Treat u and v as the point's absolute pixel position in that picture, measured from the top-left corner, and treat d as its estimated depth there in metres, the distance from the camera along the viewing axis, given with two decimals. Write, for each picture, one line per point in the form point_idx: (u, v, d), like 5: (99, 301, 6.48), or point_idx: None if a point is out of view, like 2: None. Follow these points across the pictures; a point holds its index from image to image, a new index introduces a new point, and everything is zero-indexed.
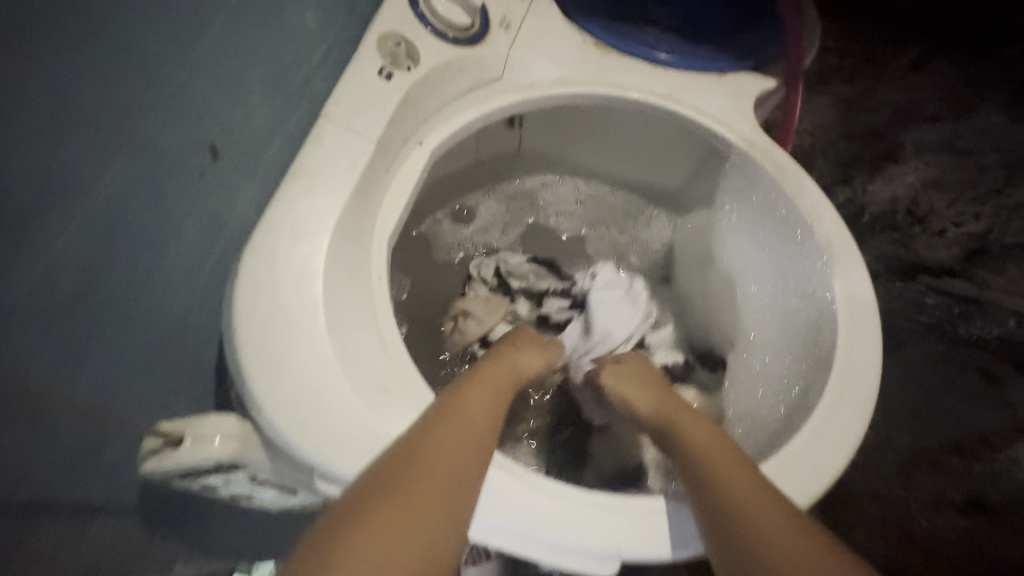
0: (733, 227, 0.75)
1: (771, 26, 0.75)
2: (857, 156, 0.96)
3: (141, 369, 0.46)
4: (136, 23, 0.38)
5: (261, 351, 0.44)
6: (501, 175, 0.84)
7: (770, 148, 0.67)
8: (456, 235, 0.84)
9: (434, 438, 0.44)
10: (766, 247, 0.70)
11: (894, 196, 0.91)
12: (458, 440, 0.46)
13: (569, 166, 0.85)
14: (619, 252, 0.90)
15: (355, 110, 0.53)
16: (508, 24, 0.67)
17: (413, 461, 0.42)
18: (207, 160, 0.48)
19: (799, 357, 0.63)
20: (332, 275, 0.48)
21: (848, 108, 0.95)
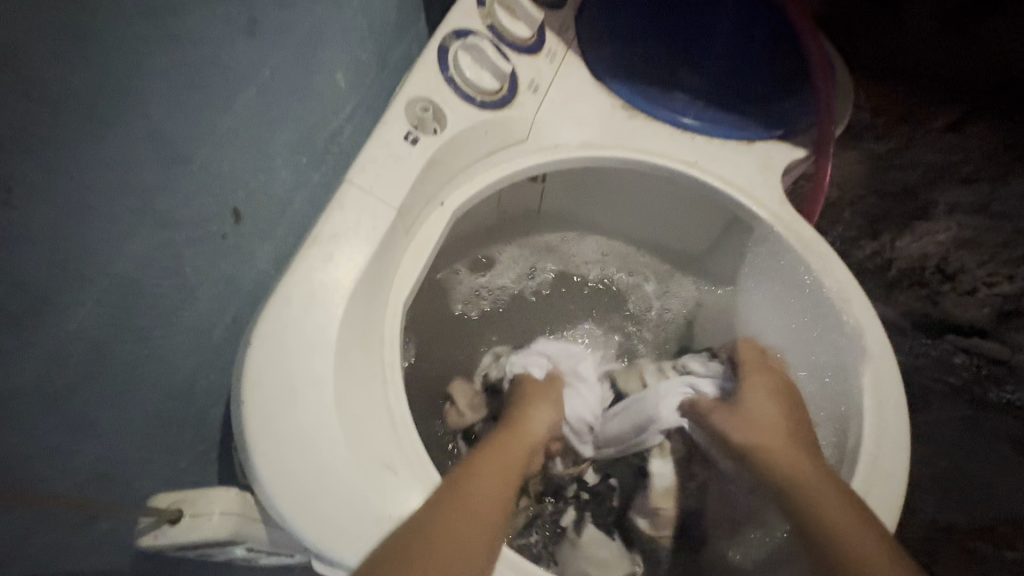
0: (756, 299, 0.73)
1: (806, 95, 0.73)
2: (888, 213, 0.94)
3: (149, 430, 0.46)
4: (164, 105, 0.39)
5: (266, 426, 0.43)
6: (519, 228, 0.83)
7: (796, 224, 0.66)
8: (473, 284, 0.83)
9: (476, 482, 0.49)
10: (787, 322, 0.68)
11: (924, 253, 0.91)
12: (505, 477, 0.52)
13: (589, 222, 0.85)
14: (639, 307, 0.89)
15: (378, 174, 0.53)
16: (537, 86, 0.67)
17: (463, 488, 0.47)
18: (228, 224, 0.49)
19: (826, 449, 0.60)
20: (343, 346, 0.47)
21: (878, 165, 0.93)
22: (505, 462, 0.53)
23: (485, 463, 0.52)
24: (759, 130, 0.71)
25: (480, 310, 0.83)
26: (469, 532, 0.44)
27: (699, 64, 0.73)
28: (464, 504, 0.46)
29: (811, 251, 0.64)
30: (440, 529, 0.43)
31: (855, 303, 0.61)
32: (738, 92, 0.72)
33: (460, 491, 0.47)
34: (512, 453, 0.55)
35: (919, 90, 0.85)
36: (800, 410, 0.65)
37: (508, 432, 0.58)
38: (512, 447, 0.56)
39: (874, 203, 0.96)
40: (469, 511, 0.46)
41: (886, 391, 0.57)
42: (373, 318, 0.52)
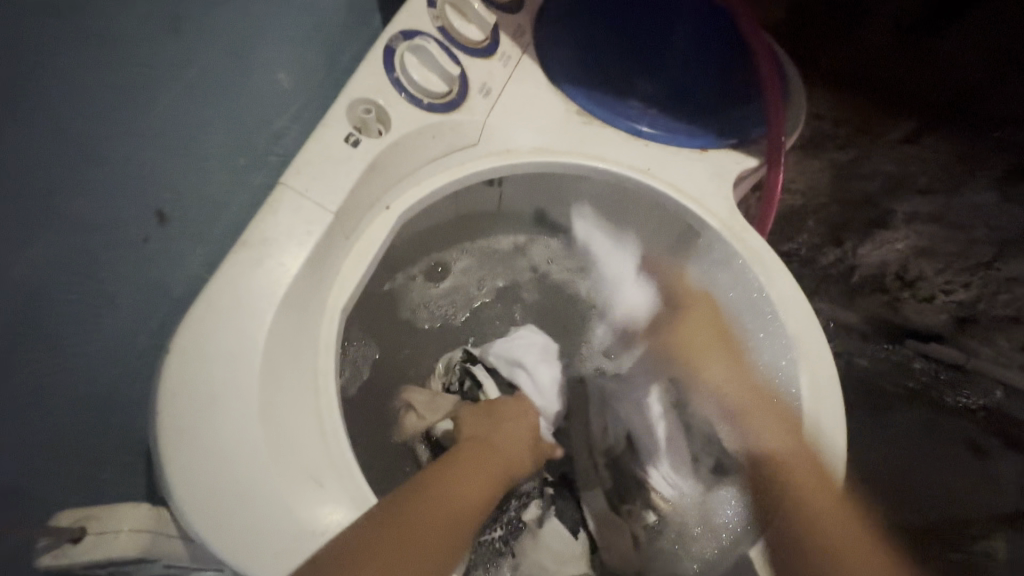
0: (707, 303, 0.73)
1: (758, 105, 0.74)
2: (848, 221, 0.98)
3: (61, 443, 0.44)
4: (70, 103, 0.37)
5: (182, 439, 0.42)
6: (475, 235, 0.81)
7: (746, 233, 0.67)
8: (423, 294, 0.79)
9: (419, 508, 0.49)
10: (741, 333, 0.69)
11: (884, 262, 0.96)
12: (474, 487, 0.55)
13: (547, 227, 0.83)
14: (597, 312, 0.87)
15: (316, 177, 0.52)
16: (488, 90, 0.66)
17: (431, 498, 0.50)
18: (152, 226, 0.46)
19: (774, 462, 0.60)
20: (272, 354, 0.46)
21: (837, 174, 0.95)
22: (445, 492, 0.52)
23: (457, 473, 0.55)
24: (711, 139, 0.72)
25: (428, 320, 0.80)
26: (412, 551, 0.45)
27: (655, 72, 0.73)
28: (403, 522, 0.46)
29: (757, 261, 0.65)
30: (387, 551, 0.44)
31: (797, 313, 0.62)
32: (692, 101, 0.73)
33: (425, 500, 0.50)
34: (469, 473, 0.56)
35: (880, 102, 0.84)
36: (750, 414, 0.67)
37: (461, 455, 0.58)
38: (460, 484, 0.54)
39: (836, 211, 0.98)
40: (408, 528, 0.46)
41: (820, 404, 0.59)
42: (307, 324, 0.50)
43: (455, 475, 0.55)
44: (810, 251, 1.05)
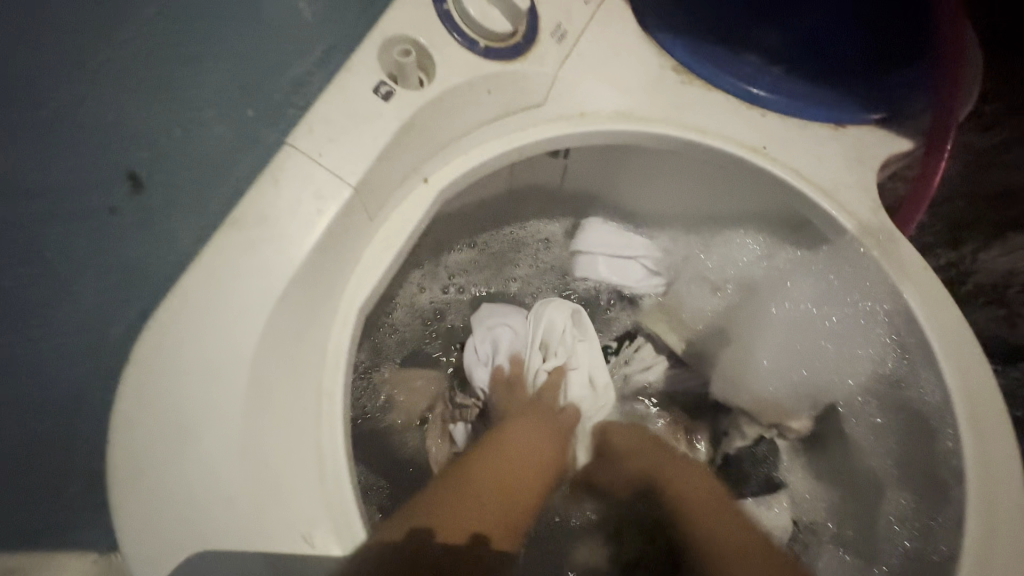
0: (804, 320, 0.58)
1: (923, 65, 0.55)
2: (977, 219, 0.70)
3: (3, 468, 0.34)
4: None
5: (143, 477, 0.33)
6: (492, 225, 0.63)
7: (894, 238, 0.50)
8: (416, 301, 0.60)
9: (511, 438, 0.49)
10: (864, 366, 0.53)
11: (1015, 268, 0.69)
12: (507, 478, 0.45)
13: (602, 201, 0.66)
14: (623, 246, 0.67)
15: (333, 139, 0.40)
16: (563, 33, 0.51)
17: (458, 496, 0.41)
18: (121, 194, 0.36)
19: (923, 558, 0.45)
20: (260, 374, 0.36)
21: (974, 165, 0.68)
22: (542, 426, 0.51)
23: (518, 430, 0.50)
24: (851, 110, 0.54)
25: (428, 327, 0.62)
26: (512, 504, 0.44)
27: (782, 18, 0.55)
28: (475, 471, 0.44)
29: (917, 288, 0.48)
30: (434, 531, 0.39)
31: (964, 356, 0.45)
32: (829, 59, 0.55)
33: (477, 479, 0.43)
34: (534, 439, 0.50)
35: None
36: (896, 464, 0.50)
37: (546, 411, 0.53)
38: (533, 436, 0.50)
39: (958, 206, 0.71)
40: (482, 472, 0.44)
41: (1001, 492, 0.41)
42: (310, 331, 0.40)
43: (495, 500, 0.43)
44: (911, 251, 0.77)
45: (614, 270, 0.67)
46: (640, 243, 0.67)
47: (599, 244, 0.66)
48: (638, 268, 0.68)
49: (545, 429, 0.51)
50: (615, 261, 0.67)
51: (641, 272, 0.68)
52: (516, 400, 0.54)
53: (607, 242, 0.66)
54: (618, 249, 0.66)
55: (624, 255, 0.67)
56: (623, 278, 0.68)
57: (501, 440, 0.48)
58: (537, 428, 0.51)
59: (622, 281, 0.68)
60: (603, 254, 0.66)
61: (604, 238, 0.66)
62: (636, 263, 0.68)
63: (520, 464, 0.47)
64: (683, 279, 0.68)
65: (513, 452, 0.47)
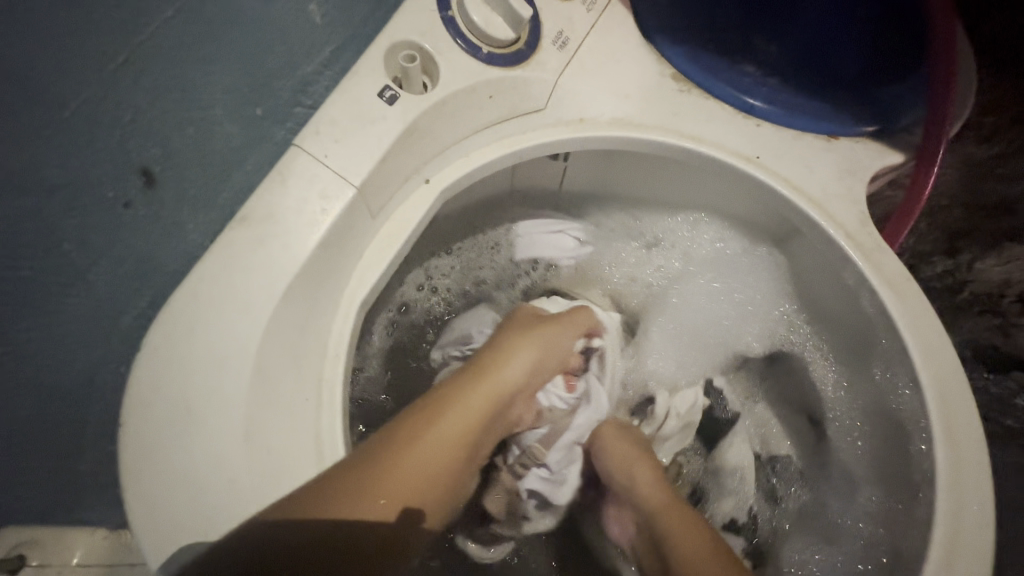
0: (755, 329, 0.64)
1: (917, 79, 0.56)
2: (972, 229, 0.72)
3: (21, 445, 0.36)
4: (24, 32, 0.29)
5: (150, 460, 0.35)
6: (461, 237, 0.62)
7: (880, 249, 0.51)
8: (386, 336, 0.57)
9: (445, 421, 0.43)
10: (850, 363, 0.56)
11: (1009, 279, 0.70)
12: (457, 444, 0.44)
13: (603, 201, 0.66)
14: (565, 223, 0.66)
15: (338, 140, 0.42)
16: (565, 40, 0.52)
17: (369, 479, 0.39)
18: (135, 188, 0.38)
19: (889, 553, 0.47)
20: (264, 365, 0.38)
21: (971, 173, 0.68)
22: (466, 413, 0.45)
23: (444, 416, 0.43)
24: (846, 123, 0.55)
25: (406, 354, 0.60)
26: (387, 487, 0.39)
27: (781, 29, 0.57)
28: (382, 458, 0.40)
29: (901, 301, 0.49)
30: (326, 505, 0.36)
31: (941, 364, 0.47)
32: (824, 73, 0.56)
33: (396, 463, 0.40)
34: (459, 432, 0.44)
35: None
36: (870, 465, 0.52)
37: (484, 380, 0.47)
38: (463, 419, 0.44)
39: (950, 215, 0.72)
40: (384, 467, 0.39)
41: (969, 496, 0.43)
42: (314, 323, 0.42)
43: (390, 487, 0.39)
44: (907, 258, 0.80)
45: (551, 246, 0.66)
46: (568, 217, 0.67)
47: (529, 229, 0.65)
48: (571, 239, 0.67)
49: (478, 413, 0.45)
50: (546, 237, 0.65)
51: (573, 243, 0.67)
52: (494, 371, 0.48)
53: (537, 224, 0.66)
54: (549, 226, 0.66)
55: (554, 230, 0.66)
56: (558, 252, 0.66)
57: (437, 405, 0.44)
58: (453, 421, 0.44)
59: (559, 254, 0.66)
60: (540, 235, 0.65)
61: (535, 220, 0.65)
62: (571, 234, 0.67)
63: (424, 452, 0.42)
64: (627, 252, 0.69)
65: (425, 441, 0.42)
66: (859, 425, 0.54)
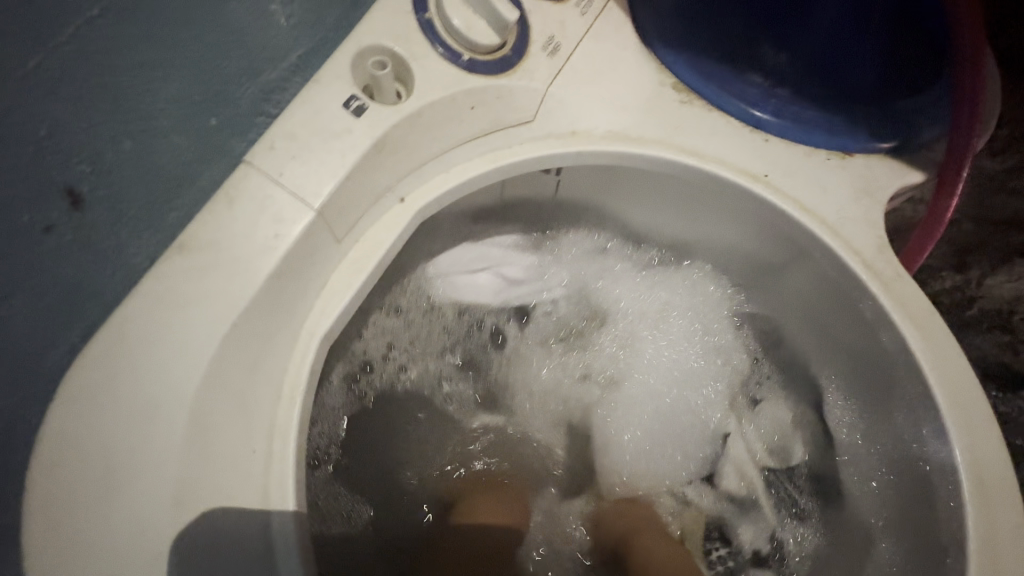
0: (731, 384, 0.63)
1: (939, 92, 0.52)
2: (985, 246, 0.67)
3: None
4: None
5: (65, 528, 0.30)
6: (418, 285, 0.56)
7: (900, 279, 0.47)
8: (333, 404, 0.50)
9: (482, 510, 0.58)
10: (867, 403, 0.51)
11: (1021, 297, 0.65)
12: (507, 515, 0.59)
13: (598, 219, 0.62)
14: (500, 263, 0.60)
15: (297, 156, 0.37)
16: (556, 46, 0.48)
17: (449, 532, 0.57)
18: (59, 210, 0.33)
19: None
20: (203, 413, 0.33)
21: (981, 188, 0.65)
22: (501, 503, 0.60)
23: (474, 498, 0.59)
24: (861, 139, 0.51)
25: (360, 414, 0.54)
26: (468, 549, 0.56)
27: (792, 35, 0.52)
28: (453, 519, 0.57)
29: (924, 338, 0.44)
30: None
31: (969, 408, 0.42)
32: (839, 84, 0.52)
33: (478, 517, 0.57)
34: (472, 539, 0.57)
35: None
36: (888, 515, 0.48)
37: (488, 488, 0.60)
38: (486, 506, 0.59)
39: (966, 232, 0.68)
40: (461, 525, 0.57)
41: (1004, 561, 0.38)
42: (266, 363, 0.37)
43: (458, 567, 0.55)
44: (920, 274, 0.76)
45: (476, 287, 0.59)
46: (501, 250, 0.60)
47: (454, 267, 0.57)
48: (499, 279, 0.60)
49: (501, 499, 0.60)
50: (473, 278, 0.58)
51: (505, 284, 0.61)
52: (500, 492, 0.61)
53: (464, 261, 0.58)
54: (474, 262, 0.58)
55: (482, 268, 0.59)
56: (483, 293, 0.60)
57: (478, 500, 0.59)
58: (505, 506, 0.60)
59: (486, 296, 0.60)
60: (460, 274, 0.58)
61: (460, 256, 0.57)
62: (503, 271, 0.60)
63: (474, 525, 0.57)
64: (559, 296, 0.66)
65: (491, 503, 0.59)
66: (877, 472, 0.49)
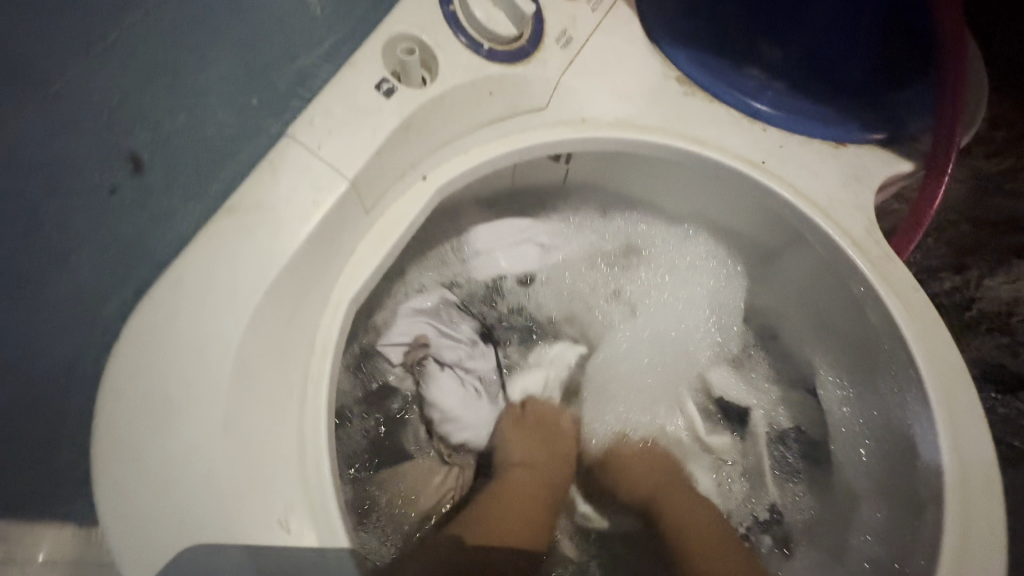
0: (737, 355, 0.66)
1: (926, 87, 0.55)
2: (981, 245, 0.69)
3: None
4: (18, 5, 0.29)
5: (125, 454, 0.34)
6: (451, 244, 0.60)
7: (887, 259, 0.50)
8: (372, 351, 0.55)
9: (517, 443, 0.60)
10: (857, 379, 0.54)
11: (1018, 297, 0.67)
12: (553, 468, 0.60)
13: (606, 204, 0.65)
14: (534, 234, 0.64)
15: (333, 131, 0.41)
16: (569, 38, 0.51)
17: (490, 502, 0.54)
18: (121, 173, 0.37)
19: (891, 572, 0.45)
20: (248, 359, 0.36)
21: (976, 189, 0.69)
22: (552, 449, 0.61)
23: (525, 471, 0.58)
24: (853, 130, 0.54)
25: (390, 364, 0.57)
26: (529, 506, 0.56)
27: (789, 32, 0.56)
28: (496, 506, 0.55)
29: (909, 312, 0.47)
30: (495, 518, 0.53)
31: (949, 379, 0.45)
32: (833, 77, 0.55)
33: (493, 508, 0.53)
34: (530, 492, 0.57)
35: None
36: (873, 480, 0.51)
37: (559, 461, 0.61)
38: (523, 453, 0.60)
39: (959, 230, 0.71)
40: (504, 508, 0.55)
41: (979, 517, 0.41)
42: (302, 319, 0.40)
43: (501, 524, 0.53)
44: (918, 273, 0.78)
45: (511, 258, 0.64)
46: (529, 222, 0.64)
47: (490, 242, 0.62)
48: (534, 249, 0.64)
49: (545, 448, 0.61)
50: (509, 249, 0.63)
51: (540, 255, 0.65)
52: (512, 453, 0.59)
53: (501, 236, 0.62)
54: (510, 236, 0.62)
55: (518, 240, 0.63)
56: (521, 261, 0.64)
57: (502, 495, 0.56)
58: (527, 474, 0.58)
59: (522, 267, 0.65)
60: (498, 248, 0.62)
61: (497, 234, 0.62)
62: (538, 241, 0.64)
63: (528, 492, 0.57)
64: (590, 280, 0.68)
65: (509, 497, 0.55)
66: (866, 442, 0.52)
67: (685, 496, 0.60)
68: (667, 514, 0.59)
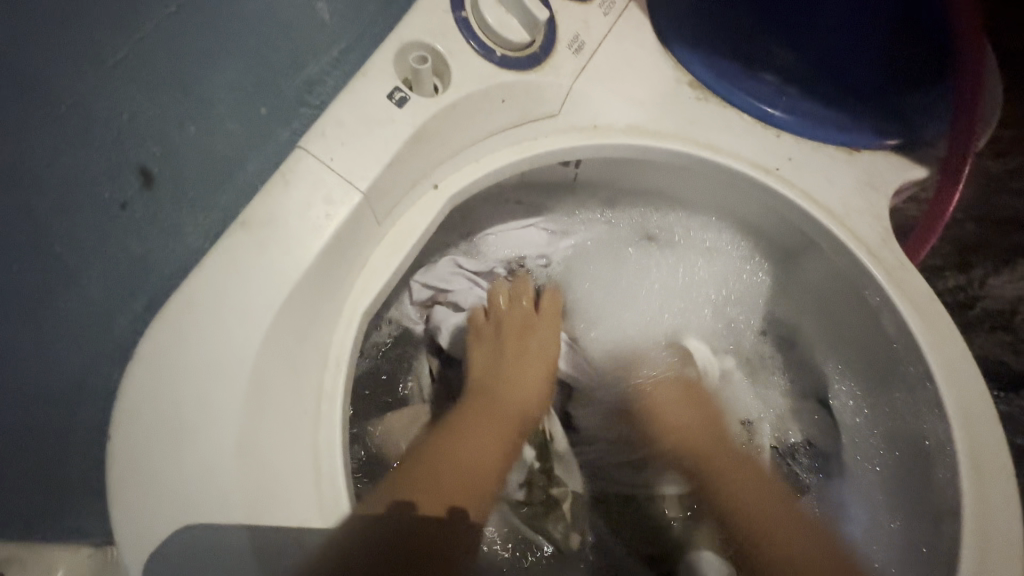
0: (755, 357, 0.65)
1: (943, 92, 0.54)
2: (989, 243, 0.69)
3: None
4: None
5: (139, 475, 0.33)
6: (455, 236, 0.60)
7: (902, 267, 0.49)
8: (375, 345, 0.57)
9: (457, 441, 0.45)
10: (872, 387, 0.53)
11: None
12: (495, 431, 0.48)
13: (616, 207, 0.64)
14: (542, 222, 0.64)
15: (345, 142, 0.40)
16: (581, 44, 0.51)
17: (426, 474, 0.42)
18: (131, 188, 0.36)
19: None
20: (262, 375, 0.36)
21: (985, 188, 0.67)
22: (492, 412, 0.49)
23: (461, 439, 0.45)
24: (868, 136, 0.54)
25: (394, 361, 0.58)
26: (452, 479, 0.43)
27: (802, 37, 0.55)
28: (419, 474, 0.42)
29: (925, 322, 0.47)
30: (407, 485, 0.41)
31: (965, 389, 0.45)
32: (847, 83, 0.55)
33: (440, 467, 0.43)
34: (488, 430, 0.47)
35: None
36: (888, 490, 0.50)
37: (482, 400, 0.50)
38: (477, 429, 0.47)
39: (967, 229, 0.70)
40: (436, 469, 0.43)
41: (995, 528, 0.41)
42: (315, 333, 0.40)
43: (446, 489, 0.42)
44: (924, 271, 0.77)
45: (522, 247, 0.63)
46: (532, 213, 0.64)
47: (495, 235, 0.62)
48: (541, 236, 0.64)
49: (496, 422, 0.48)
50: (514, 239, 0.63)
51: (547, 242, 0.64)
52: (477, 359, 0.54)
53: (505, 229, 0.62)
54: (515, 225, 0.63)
55: (522, 230, 0.63)
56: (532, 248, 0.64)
57: (458, 432, 0.46)
58: (473, 442, 0.46)
59: (532, 254, 0.64)
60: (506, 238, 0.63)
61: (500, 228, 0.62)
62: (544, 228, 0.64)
63: (462, 447, 0.45)
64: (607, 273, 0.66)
65: (463, 440, 0.45)
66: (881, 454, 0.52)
67: (788, 520, 0.49)
68: (720, 493, 0.52)
